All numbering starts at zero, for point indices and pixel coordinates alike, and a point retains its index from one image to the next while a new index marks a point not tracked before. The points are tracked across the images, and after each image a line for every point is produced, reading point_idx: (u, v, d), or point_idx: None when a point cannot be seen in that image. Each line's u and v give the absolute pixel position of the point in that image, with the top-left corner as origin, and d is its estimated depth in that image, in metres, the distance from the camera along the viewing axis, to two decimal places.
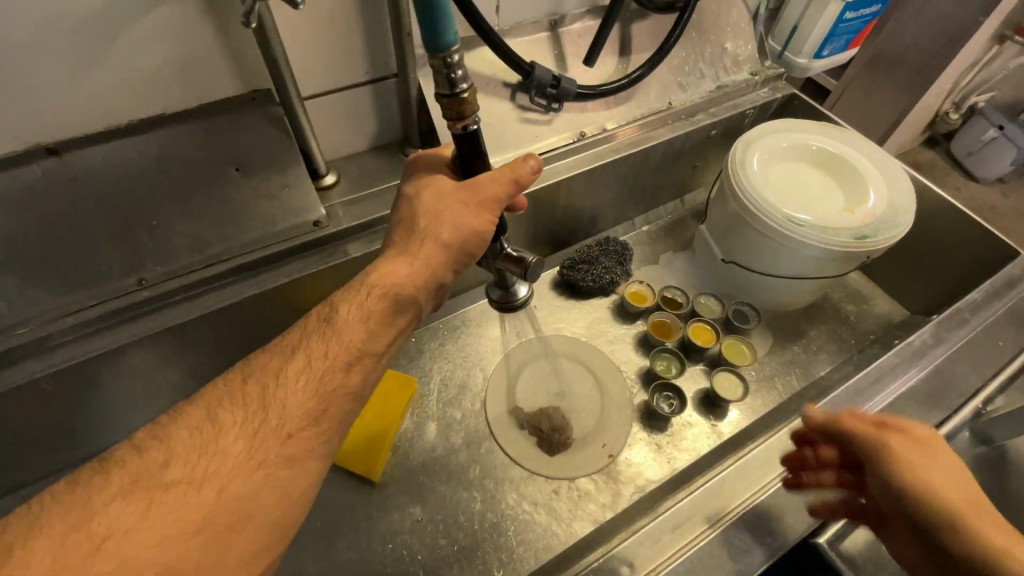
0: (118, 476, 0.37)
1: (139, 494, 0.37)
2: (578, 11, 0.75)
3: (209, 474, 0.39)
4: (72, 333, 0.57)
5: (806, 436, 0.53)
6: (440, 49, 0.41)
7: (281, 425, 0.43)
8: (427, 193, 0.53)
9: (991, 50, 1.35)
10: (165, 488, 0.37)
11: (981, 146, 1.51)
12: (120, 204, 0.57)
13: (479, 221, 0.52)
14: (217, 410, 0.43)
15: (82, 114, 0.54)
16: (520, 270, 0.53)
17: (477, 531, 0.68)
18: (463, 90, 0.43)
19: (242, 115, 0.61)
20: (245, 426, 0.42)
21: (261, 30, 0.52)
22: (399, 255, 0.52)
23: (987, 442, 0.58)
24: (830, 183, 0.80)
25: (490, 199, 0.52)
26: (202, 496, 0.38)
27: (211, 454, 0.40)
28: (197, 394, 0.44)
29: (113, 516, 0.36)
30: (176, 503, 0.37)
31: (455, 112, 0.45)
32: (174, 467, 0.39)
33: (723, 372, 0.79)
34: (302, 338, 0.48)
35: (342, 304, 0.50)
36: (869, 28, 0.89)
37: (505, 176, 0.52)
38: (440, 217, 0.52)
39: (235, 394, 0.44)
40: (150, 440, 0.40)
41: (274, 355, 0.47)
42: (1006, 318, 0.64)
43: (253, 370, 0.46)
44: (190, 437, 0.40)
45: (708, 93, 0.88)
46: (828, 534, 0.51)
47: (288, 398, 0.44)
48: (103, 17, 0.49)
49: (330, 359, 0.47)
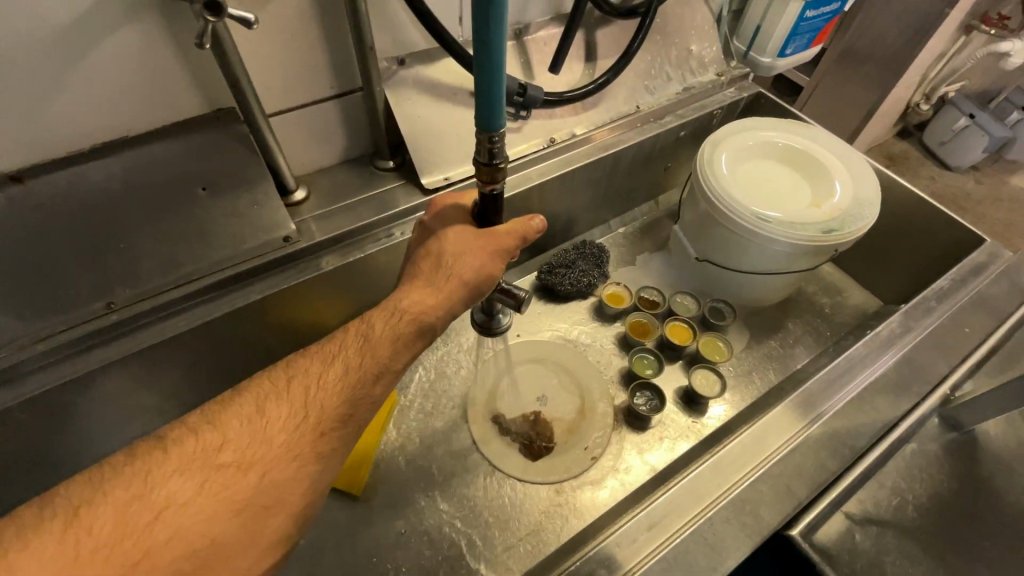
0: (175, 453, 0.42)
1: (194, 471, 0.41)
2: (543, 19, 0.76)
3: (254, 459, 0.43)
4: (42, 359, 0.57)
5: (774, 429, 0.54)
6: (487, 130, 0.45)
7: (316, 424, 0.46)
8: (452, 232, 0.57)
9: (958, 41, 1.35)
10: (215, 469, 0.41)
11: (952, 136, 1.54)
12: (88, 229, 0.56)
13: (495, 267, 0.56)
14: (266, 403, 0.46)
15: (42, 138, 0.52)
16: (515, 304, 0.67)
17: (462, 540, 0.68)
18: (500, 162, 0.48)
19: (208, 134, 0.60)
20: (288, 420, 0.45)
21: (222, 50, 0.52)
22: (426, 285, 0.54)
23: (957, 427, 0.60)
24: (797, 178, 0.81)
25: (506, 250, 0.56)
26: (245, 479, 0.42)
27: (257, 442, 0.44)
28: (248, 385, 0.48)
29: (170, 489, 0.40)
30: (224, 483, 0.41)
31: (488, 178, 0.49)
32: (226, 451, 0.43)
33: (701, 369, 0.80)
34: (341, 347, 0.51)
35: (374, 318, 0.53)
36: (829, 25, 0.91)
37: (522, 231, 0.57)
38: (463, 259, 0.55)
39: (281, 391, 0.47)
40: (203, 424, 0.44)
41: (316, 361, 0.50)
42: (972, 304, 0.65)
43: (297, 371, 0.49)
44: (239, 426, 0.44)
45: (675, 95, 0.90)
46: (800, 528, 0.54)
47: (326, 399, 0.47)
48: (62, 41, 0.48)
49: (362, 369, 0.49)
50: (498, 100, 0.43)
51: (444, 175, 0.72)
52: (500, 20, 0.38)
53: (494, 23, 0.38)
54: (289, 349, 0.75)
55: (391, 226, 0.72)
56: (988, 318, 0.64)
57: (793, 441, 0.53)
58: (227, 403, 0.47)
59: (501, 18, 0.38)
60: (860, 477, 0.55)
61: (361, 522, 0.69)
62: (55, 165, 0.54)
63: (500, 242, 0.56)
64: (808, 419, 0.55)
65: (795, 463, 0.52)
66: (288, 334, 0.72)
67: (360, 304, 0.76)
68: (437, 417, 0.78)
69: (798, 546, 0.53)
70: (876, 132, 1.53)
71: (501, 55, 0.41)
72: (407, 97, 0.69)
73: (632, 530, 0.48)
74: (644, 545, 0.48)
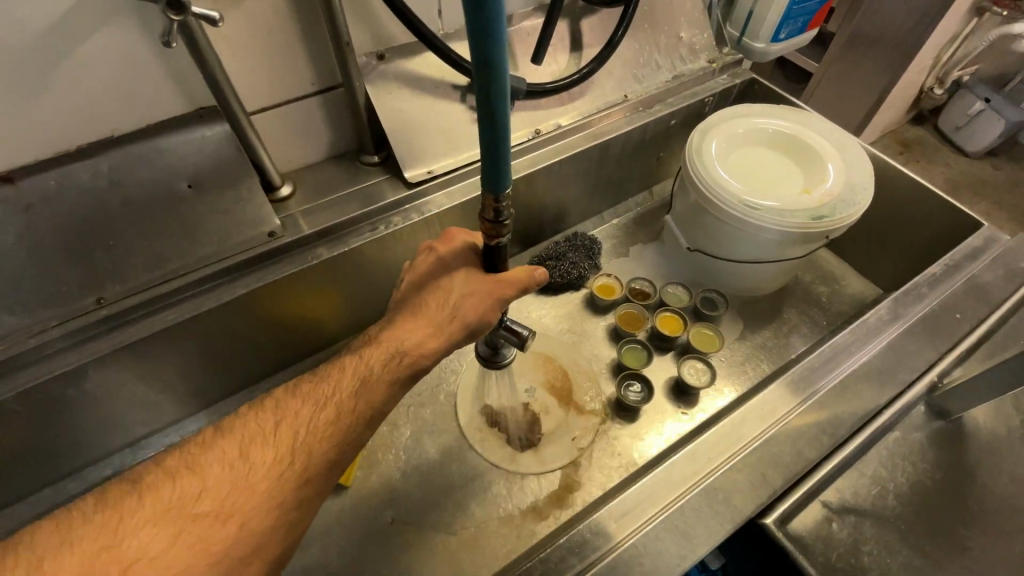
0: (151, 502, 0.41)
1: (169, 522, 0.40)
2: (526, 9, 0.76)
3: (234, 508, 0.42)
4: (36, 354, 0.59)
5: (749, 416, 0.54)
6: (494, 192, 0.44)
7: (302, 470, 0.45)
8: (460, 273, 0.56)
9: (970, 23, 1.29)
10: (193, 519, 0.41)
11: (968, 121, 1.50)
12: (76, 228, 0.57)
13: (497, 314, 0.56)
14: (249, 447, 0.45)
15: (30, 139, 0.54)
16: (517, 341, 0.59)
17: (449, 531, 0.68)
18: (506, 219, 0.48)
19: (190, 131, 0.61)
20: (274, 467, 0.44)
21: (196, 47, 0.53)
22: (426, 328, 0.54)
23: (944, 415, 0.59)
24: (789, 165, 0.80)
25: (508, 299, 0.56)
26: (223, 529, 0.41)
27: (238, 489, 0.43)
28: (231, 424, 0.47)
29: (143, 541, 0.39)
30: (201, 534, 0.40)
31: (493, 234, 0.49)
32: (205, 500, 0.42)
33: (691, 360, 0.79)
34: (335, 388, 0.50)
35: (372, 356, 0.52)
36: (824, 8, 0.89)
37: (526, 281, 0.56)
38: (468, 302, 0.55)
39: (268, 435, 0.46)
40: (182, 467, 0.43)
41: (308, 402, 0.49)
42: (964, 290, 0.64)
43: (287, 412, 0.48)
44: (221, 471, 0.43)
45: (665, 83, 0.89)
46: (775, 515, 0.53)
47: (315, 445, 0.46)
48: (42, 44, 0.49)
49: (354, 415, 0.49)
50: (505, 164, 0.42)
51: (427, 169, 0.73)
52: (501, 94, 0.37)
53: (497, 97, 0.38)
54: (279, 341, 0.76)
55: (376, 220, 0.73)
56: (980, 304, 0.63)
57: (768, 431, 0.53)
58: (209, 443, 0.46)
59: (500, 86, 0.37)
60: (840, 466, 0.55)
61: (350, 510, 0.70)
62: (42, 165, 0.56)
63: (504, 290, 0.55)
64: (802, 396, 0.55)
65: (770, 451, 0.52)
66: (276, 328, 0.74)
67: (349, 298, 0.77)
68: (427, 409, 0.79)
69: (771, 535, 0.52)
70: (888, 118, 1.49)
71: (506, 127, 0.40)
72: (389, 92, 0.69)
73: (602, 519, 0.48)
74: (616, 532, 0.48)
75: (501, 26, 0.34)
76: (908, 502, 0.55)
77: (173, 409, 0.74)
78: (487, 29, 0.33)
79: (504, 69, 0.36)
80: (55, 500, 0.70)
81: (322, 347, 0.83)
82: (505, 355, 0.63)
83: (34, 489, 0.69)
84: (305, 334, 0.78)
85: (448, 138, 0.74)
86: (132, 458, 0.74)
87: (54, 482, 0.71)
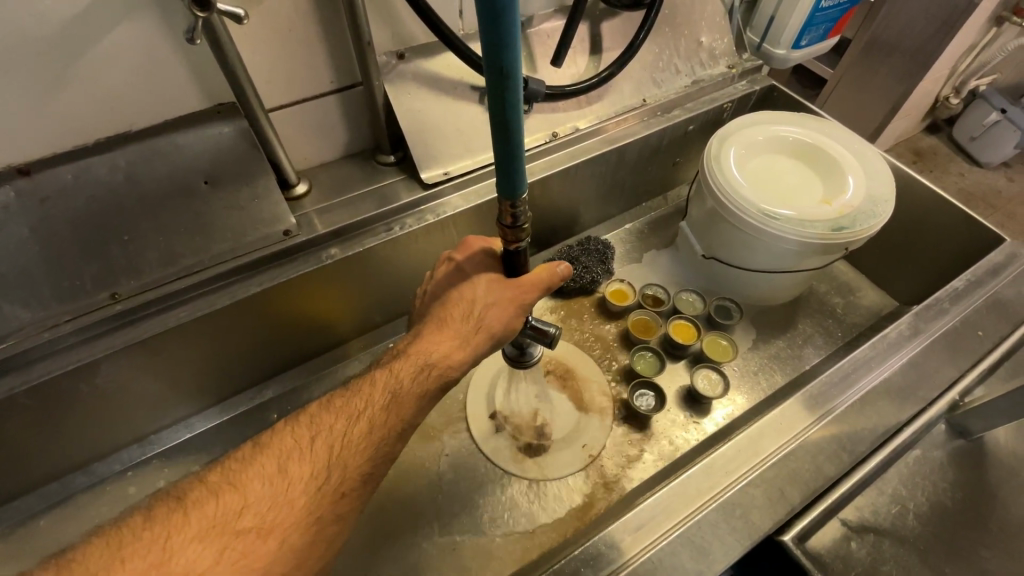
0: (195, 518, 0.41)
1: (213, 539, 0.40)
2: (546, 11, 0.75)
3: (274, 524, 0.42)
4: (49, 348, 0.58)
5: (766, 429, 0.53)
6: (509, 198, 0.44)
7: (338, 484, 0.45)
8: (482, 282, 0.56)
9: (988, 33, 1.27)
10: (236, 535, 0.40)
11: (983, 131, 1.48)
12: (93, 222, 0.57)
13: (520, 319, 0.57)
14: (287, 461, 0.45)
15: (50, 132, 0.54)
16: (545, 340, 0.59)
17: (459, 537, 0.68)
18: (523, 223, 0.48)
19: (207, 127, 0.60)
20: (312, 481, 0.44)
21: (219, 43, 0.52)
22: (450, 338, 0.55)
23: (963, 434, 0.60)
24: (810, 173, 0.79)
25: (530, 303, 0.56)
26: (264, 546, 0.41)
27: (279, 504, 0.43)
28: (269, 440, 0.47)
29: (189, 558, 0.38)
30: (243, 550, 0.40)
31: (511, 237, 0.49)
32: (246, 516, 0.42)
33: (705, 369, 0.79)
34: (367, 403, 0.49)
35: (401, 370, 0.52)
36: (848, 15, 0.88)
37: (547, 279, 0.57)
38: (492, 311, 0.55)
39: (303, 450, 0.46)
40: (224, 484, 0.43)
41: (341, 417, 0.48)
42: (986, 306, 0.63)
43: (321, 428, 0.47)
44: (261, 488, 0.43)
45: (684, 88, 0.88)
46: (795, 533, 0.53)
47: (350, 459, 0.46)
48: (67, 36, 0.49)
49: (387, 428, 0.48)
50: (520, 172, 0.42)
51: (444, 170, 0.73)
52: (514, 104, 0.37)
53: (510, 103, 0.37)
54: (292, 341, 0.76)
55: (390, 221, 0.72)
56: (1003, 320, 0.62)
57: (788, 446, 0.52)
58: (246, 459, 0.45)
59: (514, 92, 0.37)
60: (859, 484, 0.55)
61: (361, 513, 0.69)
62: (61, 159, 0.55)
63: (526, 295, 0.56)
64: (820, 412, 0.54)
65: (789, 466, 0.51)
66: (288, 328, 0.74)
67: (363, 297, 0.77)
68: (436, 412, 0.78)
69: (788, 552, 0.52)
70: (902, 127, 1.47)
71: (520, 130, 0.39)
72: (407, 92, 0.69)
73: (617, 532, 0.48)
74: (631, 546, 0.47)
75: (515, 41, 0.34)
76: (924, 523, 0.56)
77: (184, 405, 0.74)
78: (503, 43, 0.34)
79: (519, 79, 0.36)
80: (63, 493, 0.70)
81: (334, 345, 0.82)
82: (531, 354, 0.63)
83: (42, 481, 0.69)
84: (318, 333, 0.78)
85: (464, 140, 0.73)
86: (140, 454, 0.74)
87: (63, 475, 0.70)
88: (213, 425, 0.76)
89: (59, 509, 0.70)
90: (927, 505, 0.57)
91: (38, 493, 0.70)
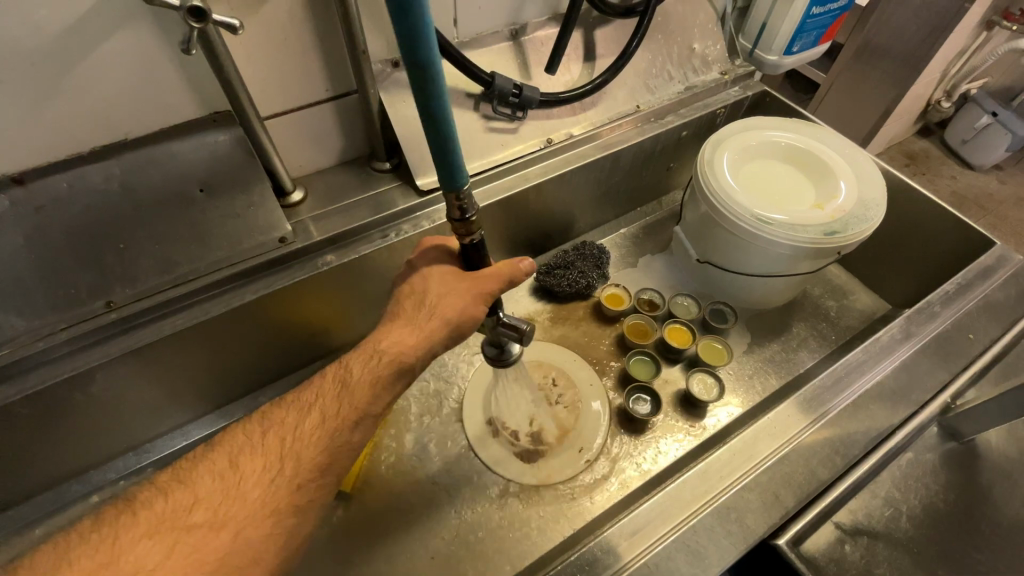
0: (144, 517, 0.43)
1: (162, 535, 0.42)
2: (540, 19, 0.76)
3: (226, 519, 0.43)
4: (42, 358, 0.58)
5: (758, 432, 0.53)
6: (452, 189, 0.45)
7: (292, 475, 0.46)
8: (436, 273, 0.55)
9: (979, 37, 1.29)
10: (185, 530, 0.42)
11: (975, 135, 1.49)
12: (88, 230, 0.57)
13: (480, 309, 0.54)
14: (237, 457, 0.47)
15: (45, 141, 0.54)
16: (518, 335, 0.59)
17: (455, 543, 0.68)
18: (473, 216, 0.48)
19: (202, 135, 0.61)
20: (264, 475, 0.46)
21: (214, 53, 0.53)
22: (405, 324, 0.53)
23: (955, 437, 0.60)
24: (802, 179, 0.80)
25: (490, 291, 0.54)
26: (217, 538, 0.42)
27: (230, 498, 0.44)
28: (220, 439, 0.49)
29: (137, 554, 0.40)
30: (195, 543, 0.42)
31: (462, 232, 0.50)
32: (196, 511, 0.44)
33: (700, 373, 0.79)
34: (318, 395, 0.51)
35: (352, 361, 0.52)
36: (838, 21, 0.89)
37: (510, 272, 0.54)
38: (446, 300, 0.53)
39: (253, 445, 0.48)
40: (174, 483, 0.46)
41: (292, 411, 0.50)
42: (977, 309, 0.63)
43: (272, 423, 0.49)
44: (210, 484, 0.45)
45: (677, 94, 0.88)
46: (789, 537, 0.53)
47: (303, 451, 0.47)
48: (61, 46, 0.49)
49: (339, 417, 0.49)
50: (455, 160, 0.43)
51: None
52: (439, 93, 0.39)
53: (435, 94, 0.38)
54: (287, 348, 0.76)
55: (386, 227, 0.72)
56: (993, 322, 0.63)
57: (782, 449, 0.53)
58: (199, 459, 0.48)
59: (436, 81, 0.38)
60: (852, 488, 0.56)
61: (357, 519, 0.69)
62: (55, 168, 0.55)
63: (486, 285, 0.53)
64: (814, 416, 0.55)
65: (782, 470, 0.52)
66: (284, 335, 0.74)
67: (359, 303, 0.77)
68: (431, 417, 0.78)
69: (785, 556, 0.52)
70: (895, 130, 1.48)
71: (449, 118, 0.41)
72: (402, 100, 0.69)
73: (613, 537, 0.48)
74: (627, 551, 0.47)
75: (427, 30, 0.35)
76: (916, 525, 0.56)
77: (179, 412, 0.73)
78: (417, 35, 0.35)
79: (439, 68, 0.38)
80: (58, 502, 0.70)
81: (331, 351, 0.82)
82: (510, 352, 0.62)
83: (35, 491, 0.69)
84: (314, 339, 0.78)
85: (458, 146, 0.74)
86: (135, 463, 0.73)
87: (58, 484, 0.70)
88: (208, 432, 0.76)
89: (53, 519, 0.69)
90: (919, 508, 0.57)
91: (32, 502, 0.70)
